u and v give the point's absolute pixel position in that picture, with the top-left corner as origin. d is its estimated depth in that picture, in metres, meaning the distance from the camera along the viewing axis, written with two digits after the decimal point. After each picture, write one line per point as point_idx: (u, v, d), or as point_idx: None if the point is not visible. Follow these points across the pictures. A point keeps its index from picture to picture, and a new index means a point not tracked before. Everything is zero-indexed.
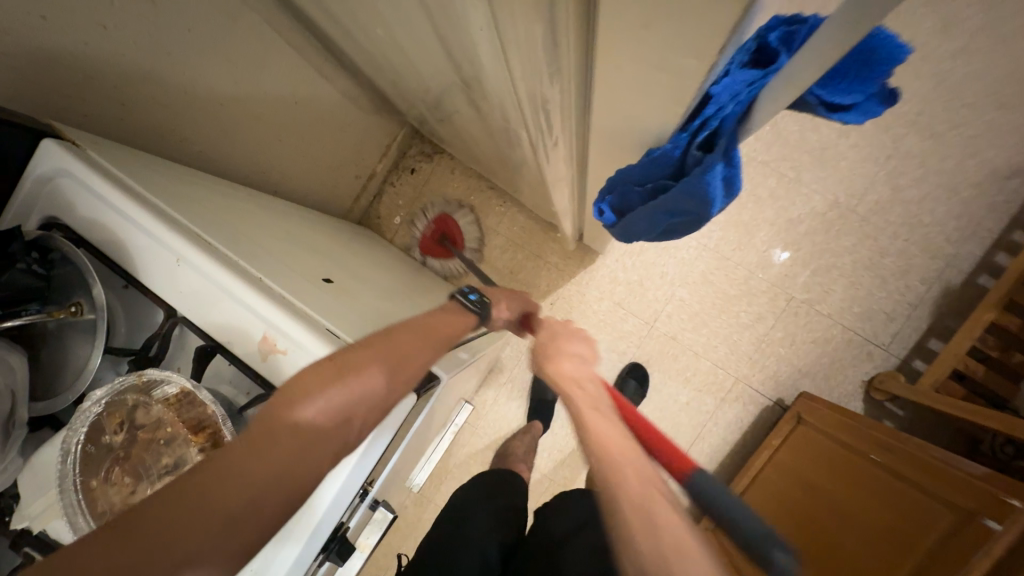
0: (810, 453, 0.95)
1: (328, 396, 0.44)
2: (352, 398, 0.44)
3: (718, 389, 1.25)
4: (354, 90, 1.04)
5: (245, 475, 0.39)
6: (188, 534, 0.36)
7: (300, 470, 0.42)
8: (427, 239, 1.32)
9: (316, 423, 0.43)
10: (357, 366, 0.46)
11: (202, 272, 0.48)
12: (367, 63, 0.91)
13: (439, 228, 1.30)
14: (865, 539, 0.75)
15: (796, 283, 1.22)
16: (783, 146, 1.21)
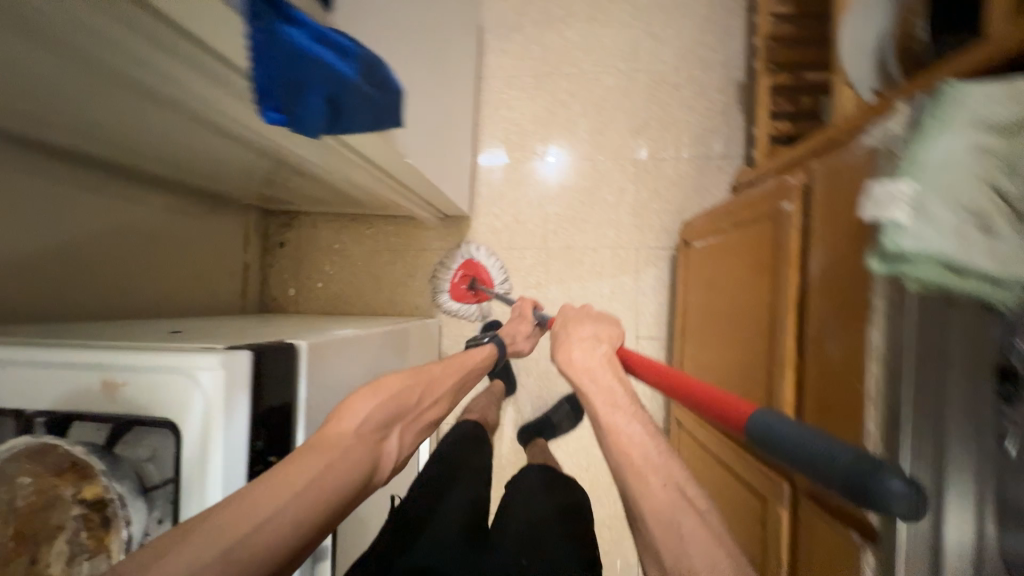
0: (703, 258, 1.03)
1: (370, 409, 0.62)
2: (390, 408, 0.66)
3: (628, 266, 1.34)
4: (172, 199, 1.12)
5: (314, 470, 0.51)
6: (273, 521, 0.46)
7: (353, 477, 0.56)
8: (456, 283, 1.33)
9: (359, 431, 0.59)
10: (392, 396, 0.67)
11: (26, 361, 0.51)
12: (161, 167, 0.98)
13: (468, 271, 1.32)
14: (745, 289, 0.81)
15: (631, 147, 1.35)
16: (555, 55, 1.38)
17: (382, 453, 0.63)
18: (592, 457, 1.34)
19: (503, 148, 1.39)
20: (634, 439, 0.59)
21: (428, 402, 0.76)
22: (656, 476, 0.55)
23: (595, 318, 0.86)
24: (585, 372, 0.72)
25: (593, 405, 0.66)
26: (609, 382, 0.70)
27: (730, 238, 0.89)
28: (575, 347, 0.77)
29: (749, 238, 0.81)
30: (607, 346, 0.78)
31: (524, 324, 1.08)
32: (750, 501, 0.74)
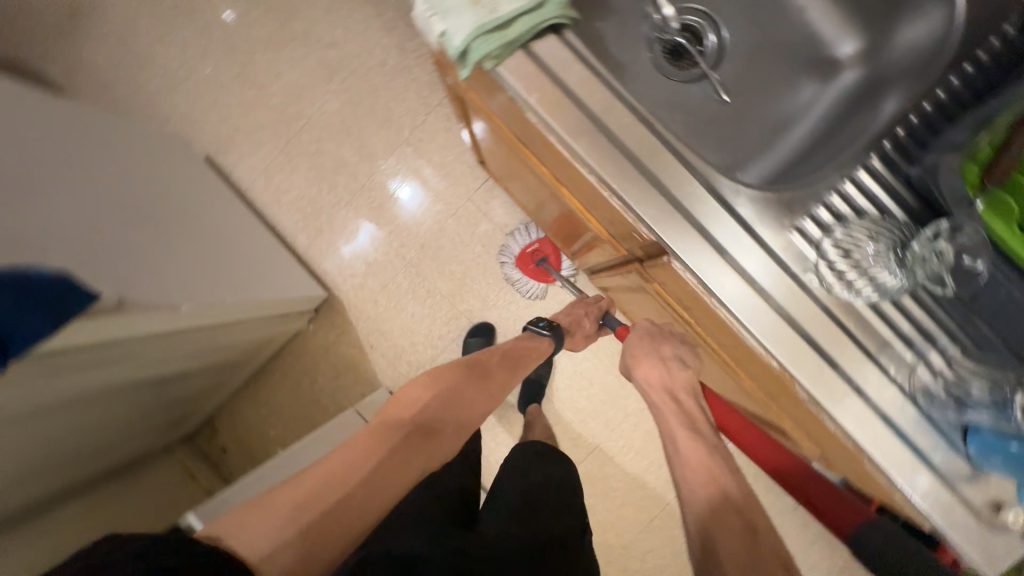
0: (493, 166, 1.07)
1: (427, 399, 0.67)
2: (449, 402, 0.69)
3: (477, 214, 1.37)
4: (96, 494, 1.09)
5: (360, 460, 0.56)
6: (312, 502, 0.51)
7: (409, 467, 0.60)
8: (525, 256, 1.29)
9: (420, 424, 0.64)
10: (447, 396, 0.69)
11: None
12: (61, 480, 0.96)
13: (540, 249, 1.29)
14: (512, 162, 0.85)
15: (396, 131, 1.39)
16: (280, 124, 1.42)
17: (440, 446, 0.65)
18: None
19: (309, 222, 1.41)
20: (699, 454, 0.65)
21: (487, 400, 0.76)
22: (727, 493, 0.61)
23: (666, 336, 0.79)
24: (669, 394, 0.73)
25: (679, 433, 0.68)
26: (690, 402, 0.73)
27: (478, 136, 0.93)
28: (655, 359, 0.75)
29: (478, 126, 0.84)
30: (686, 367, 0.75)
31: (586, 325, 1.00)
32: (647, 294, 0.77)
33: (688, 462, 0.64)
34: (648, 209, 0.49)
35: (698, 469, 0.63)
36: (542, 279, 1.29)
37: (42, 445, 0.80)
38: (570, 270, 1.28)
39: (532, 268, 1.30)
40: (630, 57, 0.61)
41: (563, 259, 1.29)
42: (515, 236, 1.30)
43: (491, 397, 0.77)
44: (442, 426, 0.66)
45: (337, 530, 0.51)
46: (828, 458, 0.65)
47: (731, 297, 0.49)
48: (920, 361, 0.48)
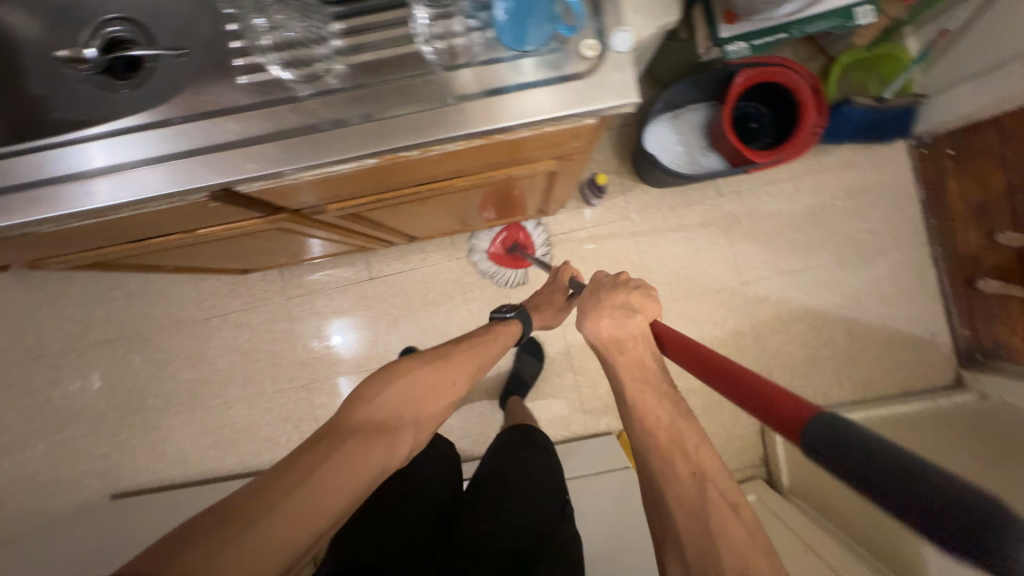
0: (259, 258, 1.12)
1: (381, 396, 0.69)
2: (399, 397, 0.70)
3: (306, 299, 1.39)
4: None
5: (291, 472, 0.54)
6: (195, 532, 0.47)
7: (346, 481, 0.57)
8: (496, 248, 1.28)
9: (374, 421, 0.65)
10: (399, 391, 0.70)
11: None
12: None
13: (513, 237, 1.28)
14: (211, 251, 0.86)
15: (192, 321, 1.40)
16: (122, 413, 1.42)
17: (403, 434, 0.67)
18: (495, 294, 1.34)
19: (218, 444, 1.40)
20: (664, 425, 0.60)
21: (452, 387, 0.76)
22: (680, 468, 0.56)
23: (628, 288, 0.70)
24: (620, 346, 0.66)
25: (637, 397, 0.63)
26: (644, 353, 0.66)
27: (187, 263, 0.94)
28: (607, 314, 0.67)
29: (161, 261, 0.85)
30: (641, 314, 0.68)
31: (558, 296, 0.97)
32: (364, 213, 0.76)
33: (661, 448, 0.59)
34: (170, 182, 0.49)
35: (666, 448, 0.58)
36: (520, 266, 1.29)
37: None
38: (543, 248, 1.28)
39: (509, 260, 1.29)
40: (99, 108, 0.61)
41: (536, 238, 1.29)
42: (478, 236, 1.29)
43: (458, 385, 0.77)
44: (399, 423, 0.68)
45: (301, 526, 0.51)
46: (561, 157, 0.64)
47: (283, 157, 0.48)
48: (420, 38, 0.46)
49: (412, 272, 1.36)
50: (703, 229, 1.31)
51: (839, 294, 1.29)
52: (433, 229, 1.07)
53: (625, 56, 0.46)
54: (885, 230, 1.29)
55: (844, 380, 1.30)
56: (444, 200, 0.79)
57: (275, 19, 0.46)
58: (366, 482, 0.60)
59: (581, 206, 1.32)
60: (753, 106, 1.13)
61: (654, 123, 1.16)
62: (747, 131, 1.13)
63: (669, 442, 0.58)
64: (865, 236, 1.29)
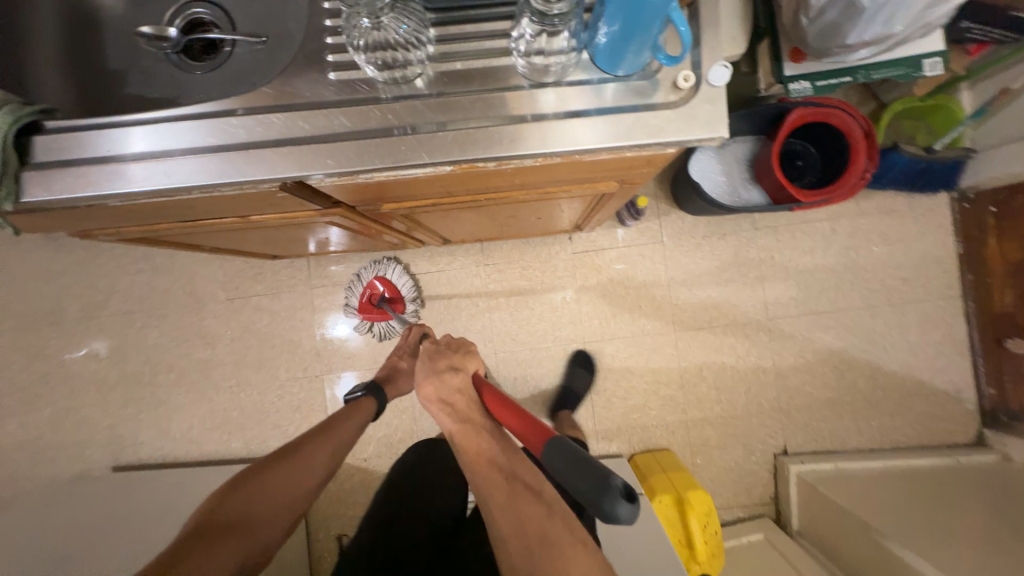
0: (291, 246, 1.13)
1: (234, 498, 0.69)
2: (254, 494, 0.70)
3: (328, 290, 1.38)
4: None
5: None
6: None
7: None
8: (363, 304, 1.28)
9: (234, 518, 0.66)
10: (250, 486, 0.70)
11: None
12: None
13: (375, 292, 1.29)
14: (255, 236, 0.85)
15: (213, 300, 1.40)
16: (133, 385, 1.41)
17: (258, 534, 0.67)
18: (518, 304, 1.33)
19: (225, 427, 1.39)
20: (484, 452, 0.60)
21: (307, 475, 0.75)
22: (495, 482, 0.58)
23: (459, 351, 0.71)
24: (444, 403, 0.65)
25: (461, 433, 0.62)
26: (460, 399, 0.65)
27: (223, 244, 0.94)
28: (431, 377, 0.67)
29: (203, 240, 0.85)
30: (461, 368, 0.68)
31: (404, 365, 0.99)
32: (414, 214, 0.75)
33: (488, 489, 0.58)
34: (247, 171, 0.48)
35: (483, 471, 0.59)
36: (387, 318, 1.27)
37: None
38: (409, 301, 1.29)
39: (375, 312, 1.28)
40: (175, 87, 0.61)
41: (402, 289, 1.30)
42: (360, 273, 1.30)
43: (314, 470, 0.76)
44: (256, 518, 0.68)
45: None
46: (626, 180, 0.64)
47: (362, 157, 0.48)
48: (515, 53, 0.47)
49: (438, 274, 1.35)
50: (735, 261, 1.30)
51: (866, 340, 1.28)
52: (470, 234, 1.05)
53: (717, 90, 0.46)
54: (918, 281, 1.28)
55: (862, 428, 1.28)
56: (491, 208, 0.77)
57: (378, 20, 0.43)
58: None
59: (614, 226, 1.31)
60: (800, 144, 1.13)
61: (699, 151, 1.15)
62: (792, 169, 1.12)
63: (485, 472, 0.59)
64: (896, 284, 1.28)
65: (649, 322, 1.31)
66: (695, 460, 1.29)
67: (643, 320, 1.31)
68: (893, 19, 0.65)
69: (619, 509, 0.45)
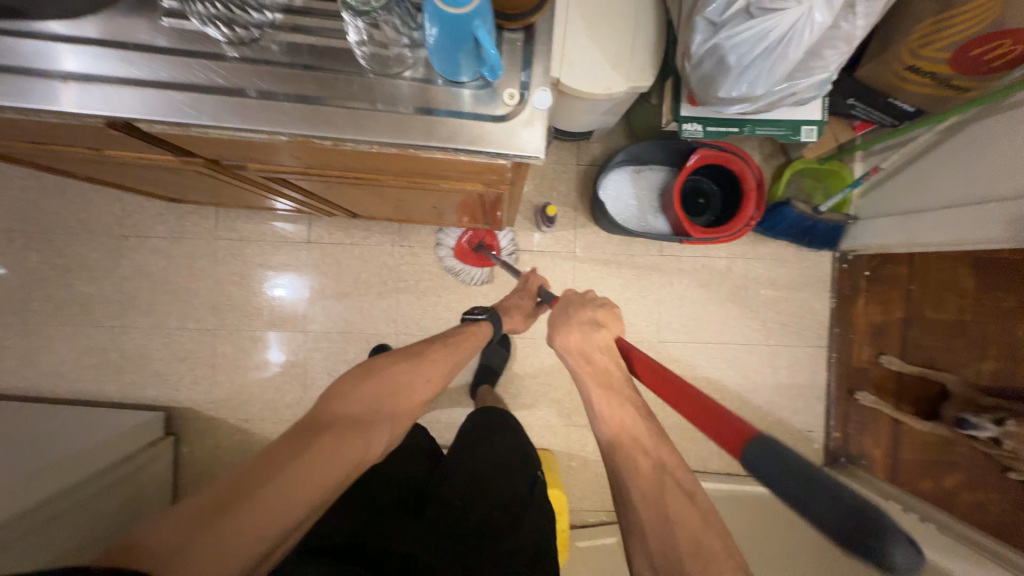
0: (197, 194, 1.10)
1: (357, 393, 0.65)
2: (377, 393, 0.66)
3: (236, 244, 1.34)
4: None
5: (265, 475, 0.53)
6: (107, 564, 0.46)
7: (307, 489, 0.54)
8: (462, 243, 1.29)
9: (352, 416, 0.62)
10: (371, 384, 0.66)
11: None
12: None
13: (479, 235, 1.29)
14: (132, 173, 0.82)
15: (107, 235, 1.32)
16: (1, 310, 1.31)
17: (375, 439, 0.64)
18: (428, 290, 1.35)
19: (102, 367, 1.32)
20: (626, 425, 0.68)
21: (425, 384, 0.72)
22: (643, 465, 0.64)
23: (574, 309, 0.81)
24: (585, 358, 0.76)
25: (602, 398, 0.71)
26: (603, 360, 0.75)
27: (104, 176, 0.89)
28: (574, 330, 0.78)
29: (70, 166, 0.81)
30: (605, 329, 0.78)
31: (528, 298, 1.04)
32: (290, 180, 0.75)
33: (612, 428, 0.69)
34: (67, 101, 0.48)
35: (629, 441, 0.67)
36: (486, 266, 1.30)
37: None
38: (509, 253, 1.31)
39: (474, 258, 1.30)
40: None
41: (501, 241, 1.29)
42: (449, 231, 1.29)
43: (433, 383, 0.72)
44: (379, 415, 0.65)
45: (259, 527, 0.51)
46: (489, 185, 0.66)
47: (191, 110, 0.49)
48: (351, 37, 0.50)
49: (353, 248, 1.34)
50: (639, 281, 1.37)
51: (741, 374, 1.39)
52: (378, 212, 1.07)
53: (542, 113, 0.49)
54: (795, 327, 1.40)
55: (724, 452, 1.40)
56: (374, 189, 0.78)
57: None
58: (331, 486, 0.57)
59: (532, 229, 1.35)
60: (706, 184, 1.20)
61: (614, 172, 1.21)
62: (694, 206, 1.19)
63: (627, 449, 0.66)
64: (776, 326, 1.39)
65: None
66: (571, 462, 1.36)
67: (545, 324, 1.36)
68: (756, 82, 0.71)
69: (891, 548, 0.33)
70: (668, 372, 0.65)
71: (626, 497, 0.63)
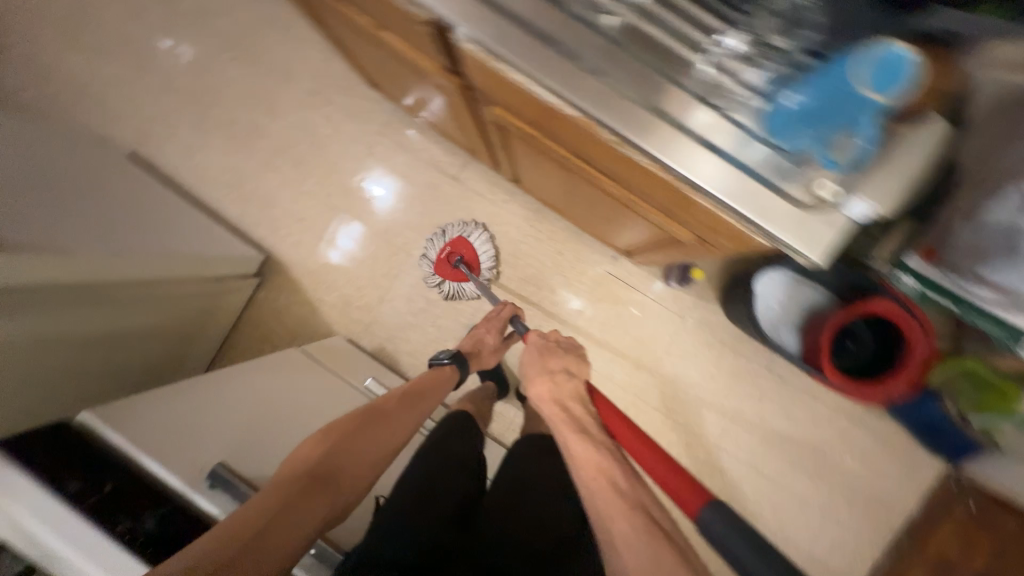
0: (400, 90, 1.14)
1: (318, 452, 0.68)
2: (339, 448, 0.69)
3: (394, 147, 1.38)
4: None
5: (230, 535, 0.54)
6: None
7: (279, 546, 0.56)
8: (441, 260, 1.31)
9: (316, 472, 0.65)
10: (337, 441, 0.70)
11: None
12: None
13: (455, 250, 1.30)
14: (379, 51, 0.87)
15: (299, 84, 1.41)
16: (190, 102, 1.45)
17: (342, 490, 0.67)
18: (531, 277, 1.34)
19: (238, 190, 1.43)
20: (594, 461, 0.69)
21: (389, 438, 0.76)
22: (620, 495, 0.65)
23: (555, 351, 0.88)
24: (556, 404, 0.80)
25: (573, 439, 0.73)
26: (576, 406, 0.79)
27: (351, 41, 0.95)
28: (546, 377, 0.84)
29: (337, 19, 0.86)
30: (574, 375, 0.85)
31: (490, 336, 1.04)
32: (512, 133, 0.75)
33: (591, 476, 0.68)
34: None
35: (591, 478, 0.67)
36: (463, 279, 1.30)
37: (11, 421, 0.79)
38: (486, 269, 1.30)
39: (449, 271, 1.31)
40: None
41: (481, 258, 1.30)
42: (445, 233, 1.32)
43: (396, 438, 0.77)
44: (344, 467, 0.69)
45: None
46: (701, 240, 0.62)
47: (515, 46, 0.48)
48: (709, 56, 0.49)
49: (489, 204, 1.35)
50: (731, 381, 1.28)
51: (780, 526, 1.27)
52: (544, 190, 1.07)
53: (846, 221, 0.45)
54: (862, 515, 1.26)
55: None
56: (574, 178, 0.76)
57: None
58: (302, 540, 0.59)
59: (658, 276, 1.30)
60: (862, 331, 1.08)
61: (773, 271, 1.12)
62: (837, 345, 1.09)
63: (591, 481, 0.67)
64: (842, 503, 1.26)
65: (623, 374, 1.31)
66: None
67: (619, 369, 1.31)
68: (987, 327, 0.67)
69: None
70: (648, 441, 0.71)
71: (617, 542, 0.60)
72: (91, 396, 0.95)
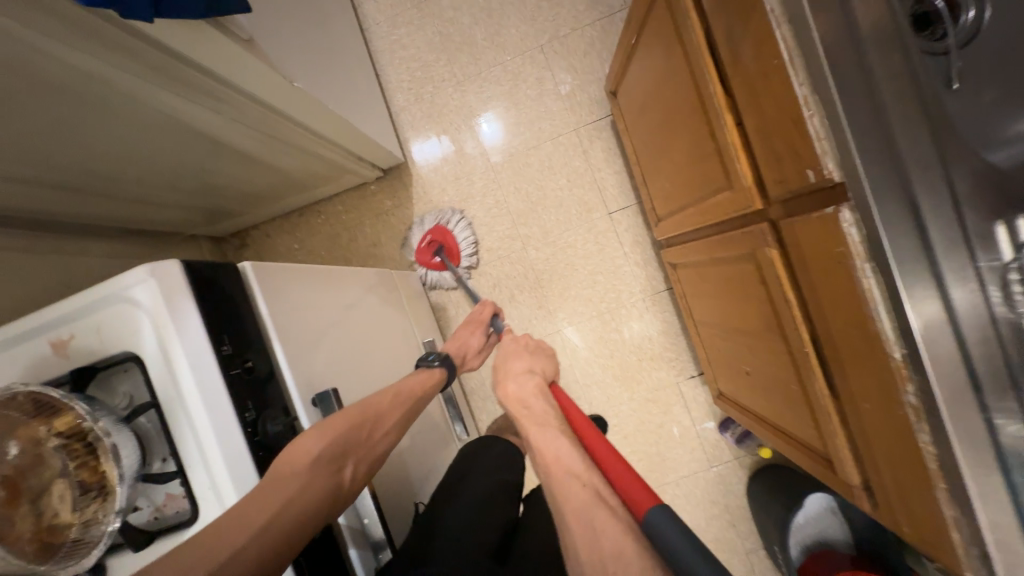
0: (631, 112, 1.06)
1: (320, 447, 0.52)
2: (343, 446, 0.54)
3: (575, 149, 1.33)
4: (129, 243, 1.11)
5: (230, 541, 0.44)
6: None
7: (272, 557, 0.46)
8: (421, 249, 1.28)
9: (315, 470, 0.51)
10: (344, 435, 0.55)
11: (41, 319, 0.50)
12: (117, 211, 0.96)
13: (437, 239, 1.28)
14: (669, 96, 0.82)
15: (533, 35, 1.33)
16: None
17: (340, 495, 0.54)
18: (610, 343, 1.32)
19: (415, 87, 1.37)
20: (558, 454, 0.51)
21: (390, 434, 0.62)
22: (577, 479, 0.47)
23: (519, 349, 0.75)
24: (522, 403, 0.63)
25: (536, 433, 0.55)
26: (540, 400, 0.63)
27: (640, 58, 0.91)
28: (508, 376, 0.69)
29: (657, 40, 0.80)
30: (537, 372, 0.70)
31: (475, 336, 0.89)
32: (751, 271, 0.72)
33: (546, 467, 0.50)
34: (861, 142, 0.46)
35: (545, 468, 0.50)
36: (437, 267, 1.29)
37: (105, 151, 0.75)
38: (465, 257, 1.31)
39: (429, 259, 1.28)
40: None
41: (461, 246, 1.30)
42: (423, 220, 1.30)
43: (391, 439, 0.61)
44: (346, 460, 0.54)
45: None
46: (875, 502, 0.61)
47: (905, 272, 0.45)
48: None
49: (620, 257, 1.32)
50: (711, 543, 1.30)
51: None
52: (696, 292, 1.03)
53: None
54: None
55: None
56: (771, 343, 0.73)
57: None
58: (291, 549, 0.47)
59: (715, 419, 1.29)
60: None
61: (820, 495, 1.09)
62: None
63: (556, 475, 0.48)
64: None
65: None
66: None
67: None
68: None
69: None
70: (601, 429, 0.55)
71: (578, 547, 0.41)
72: (163, 174, 0.88)
